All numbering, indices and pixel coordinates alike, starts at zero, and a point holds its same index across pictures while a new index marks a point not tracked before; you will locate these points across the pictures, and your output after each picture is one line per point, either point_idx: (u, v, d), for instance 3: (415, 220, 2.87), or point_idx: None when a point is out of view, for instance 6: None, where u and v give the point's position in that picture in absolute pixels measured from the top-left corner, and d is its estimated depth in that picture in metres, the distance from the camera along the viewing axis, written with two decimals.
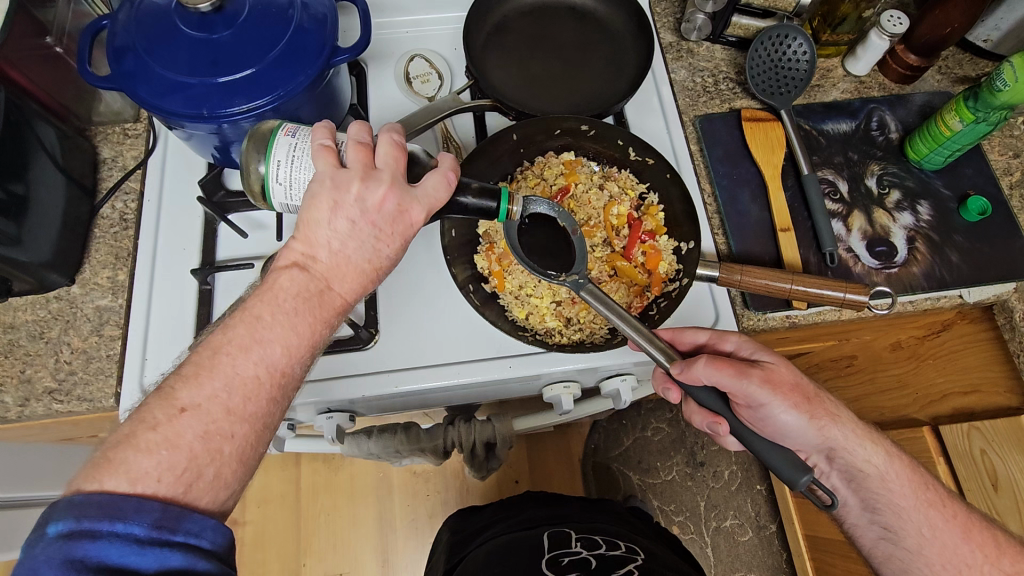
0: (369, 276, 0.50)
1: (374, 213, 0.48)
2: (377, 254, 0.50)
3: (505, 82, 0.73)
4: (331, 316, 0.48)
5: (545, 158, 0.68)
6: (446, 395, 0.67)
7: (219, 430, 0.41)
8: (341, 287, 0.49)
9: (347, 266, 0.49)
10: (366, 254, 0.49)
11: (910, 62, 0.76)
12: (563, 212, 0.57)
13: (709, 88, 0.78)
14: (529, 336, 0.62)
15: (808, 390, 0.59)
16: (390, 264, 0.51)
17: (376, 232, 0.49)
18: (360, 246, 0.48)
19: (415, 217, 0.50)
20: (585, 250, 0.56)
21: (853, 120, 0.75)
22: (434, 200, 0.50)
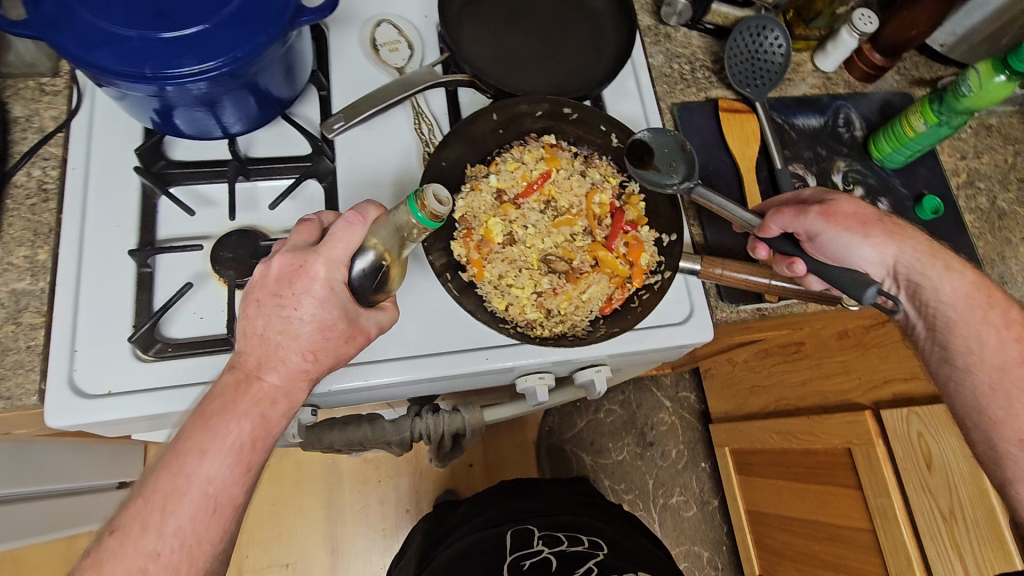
0: (288, 349, 0.50)
1: (275, 285, 0.50)
2: (291, 325, 0.49)
3: (481, 56, 0.69)
4: (252, 407, 0.48)
5: (524, 141, 0.64)
6: (415, 388, 0.64)
7: (145, 550, 0.44)
8: (264, 374, 0.49)
9: (267, 353, 0.50)
10: (286, 324, 0.49)
11: (875, 61, 0.78)
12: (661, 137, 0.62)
13: (686, 75, 0.77)
14: (509, 329, 0.58)
15: (867, 218, 0.60)
16: (315, 329, 0.50)
17: (289, 303, 0.49)
18: (276, 319, 0.50)
19: (320, 272, 0.49)
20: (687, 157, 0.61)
21: (822, 115, 0.76)
22: (341, 241, 0.49)
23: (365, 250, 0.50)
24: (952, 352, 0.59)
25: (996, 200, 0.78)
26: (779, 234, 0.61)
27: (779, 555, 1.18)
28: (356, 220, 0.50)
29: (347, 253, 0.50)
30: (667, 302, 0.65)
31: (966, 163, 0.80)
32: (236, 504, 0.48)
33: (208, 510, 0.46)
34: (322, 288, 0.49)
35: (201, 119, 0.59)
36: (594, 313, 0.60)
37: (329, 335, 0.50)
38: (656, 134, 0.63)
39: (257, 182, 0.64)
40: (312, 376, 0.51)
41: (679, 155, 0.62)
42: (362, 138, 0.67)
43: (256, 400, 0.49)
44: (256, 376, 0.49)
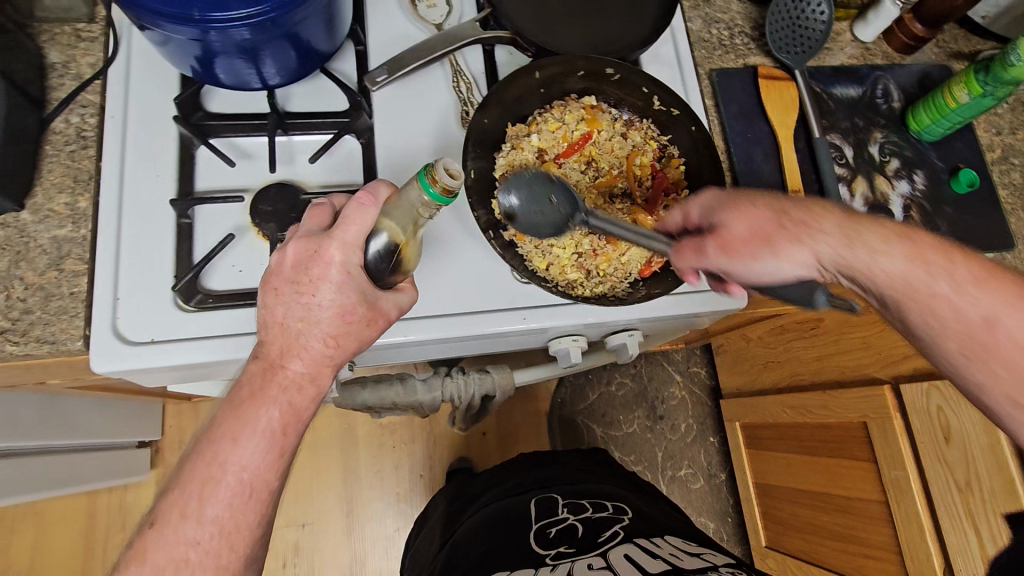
0: (309, 336, 0.49)
1: (293, 271, 0.49)
2: (311, 311, 0.49)
3: (522, 11, 0.68)
4: (280, 394, 0.49)
5: (565, 100, 0.63)
6: (450, 349, 0.65)
7: (186, 538, 0.45)
8: (288, 363, 0.49)
9: (290, 340, 0.49)
10: (308, 309, 0.49)
11: (917, 32, 0.76)
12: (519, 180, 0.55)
13: (724, 41, 0.76)
14: (551, 287, 0.58)
15: (774, 230, 0.52)
16: (335, 314, 0.49)
17: (308, 289, 0.48)
18: (297, 304, 0.49)
19: (336, 254, 0.48)
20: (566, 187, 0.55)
21: (860, 86, 0.75)
22: (354, 224, 0.48)
23: (377, 232, 0.49)
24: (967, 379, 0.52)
25: None
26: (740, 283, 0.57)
27: (784, 525, 1.21)
28: (368, 200, 0.48)
29: (360, 234, 0.48)
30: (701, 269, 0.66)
31: (1002, 138, 0.79)
32: (270, 496, 0.49)
33: (245, 494, 0.47)
34: (337, 272, 0.48)
35: (240, 69, 0.58)
36: (633, 275, 0.59)
37: (350, 318, 0.49)
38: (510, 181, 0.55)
39: (294, 137, 0.63)
40: (335, 361, 0.51)
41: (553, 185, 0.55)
42: (400, 95, 0.66)
43: (284, 388, 0.49)
44: (280, 363, 0.49)
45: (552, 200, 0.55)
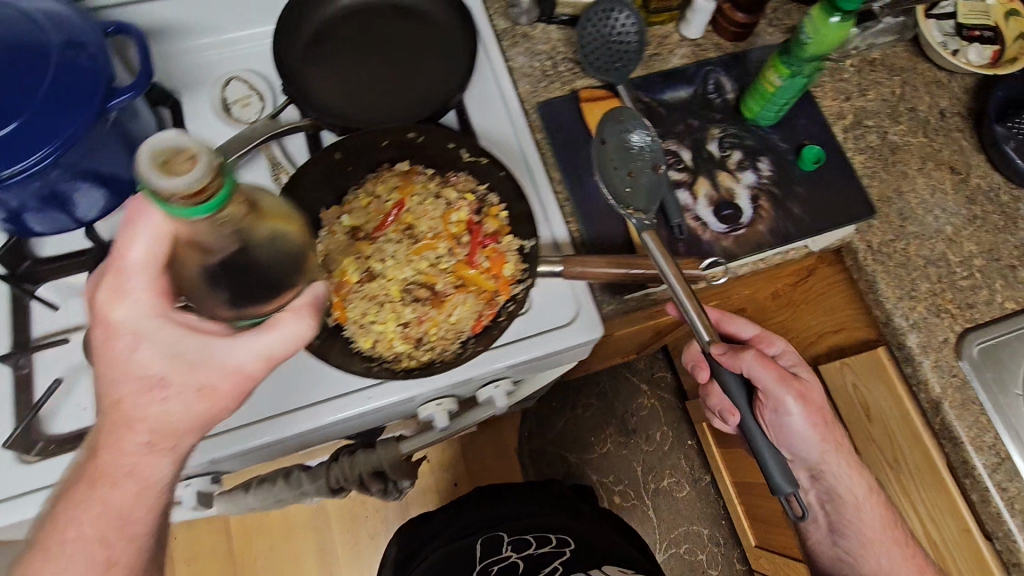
0: (126, 416, 0.42)
1: (106, 326, 0.41)
2: (150, 373, 0.41)
3: (330, 91, 0.69)
4: (129, 472, 0.43)
5: (377, 171, 0.63)
6: (308, 438, 0.63)
7: None
8: (99, 451, 0.43)
9: (117, 419, 0.42)
10: (212, 337, 0.42)
11: (738, 20, 0.76)
12: (654, 146, 0.66)
13: (548, 71, 0.76)
14: (377, 367, 0.57)
15: (829, 418, 0.69)
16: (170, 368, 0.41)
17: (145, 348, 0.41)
18: (111, 371, 0.41)
19: (127, 308, 0.41)
20: (655, 186, 0.65)
21: (690, 86, 0.75)
22: (153, 246, 0.40)
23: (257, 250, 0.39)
24: (849, 530, 0.73)
25: (887, 135, 0.76)
26: (739, 372, 0.62)
27: (767, 523, 1.18)
28: (134, 224, 0.39)
29: (153, 269, 0.41)
30: (548, 307, 0.64)
31: (852, 103, 0.78)
32: None
33: None
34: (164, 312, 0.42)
35: (55, 216, 0.60)
36: (466, 333, 0.59)
37: (184, 376, 0.42)
38: (650, 142, 0.66)
39: None
40: (181, 439, 0.44)
41: (652, 177, 0.65)
42: None
43: (102, 477, 0.43)
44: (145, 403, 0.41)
45: (630, 176, 0.65)
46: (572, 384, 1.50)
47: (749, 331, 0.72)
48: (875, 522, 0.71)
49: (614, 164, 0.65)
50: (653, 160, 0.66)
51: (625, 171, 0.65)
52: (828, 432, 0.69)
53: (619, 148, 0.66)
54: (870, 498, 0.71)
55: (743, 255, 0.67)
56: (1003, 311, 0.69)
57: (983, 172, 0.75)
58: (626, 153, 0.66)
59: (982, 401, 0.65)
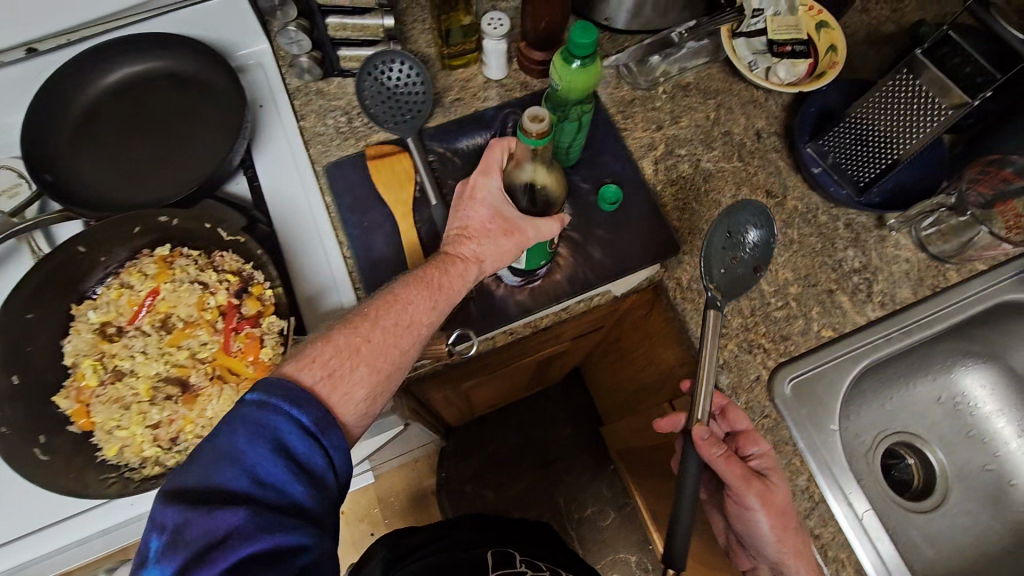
0: (432, 289, 0.55)
1: (462, 199, 0.61)
2: (482, 227, 0.59)
3: (98, 172, 0.66)
4: (391, 318, 0.53)
5: (137, 258, 0.60)
6: (88, 551, 0.59)
7: None
8: (410, 298, 0.54)
9: (403, 300, 0.54)
10: (453, 271, 0.57)
11: (535, 57, 0.74)
12: (762, 249, 0.65)
13: (343, 129, 0.73)
14: (115, 478, 0.52)
15: (792, 524, 0.57)
16: (488, 221, 0.59)
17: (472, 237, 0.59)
18: (466, 212, 0.60)
19: (478, 214, 0.59)
20: (732, 284, 0.63)
21: (487, 131, 0.72)
22: (495, 155, 0.61)
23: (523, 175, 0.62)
24: None
25: (700, 163, 0.73)
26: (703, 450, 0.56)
27: None
28: (500, 145, 0.61)
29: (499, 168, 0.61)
30: None
31: (664, 131, 0.75)
32: None
33: None
34: (490, 197, 0.60)
35: None
36: None
37: (490, 227, 0.59)
38: (761, 244, 0.64)
39: None
40: (336, 366, 0.49)
41: (746, 274, 0.64)
42: None
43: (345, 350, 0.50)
44: (452, 262, 0.57)
45: (734, 261, 0.63)
46: (489, 418, 1.46)
47: (740, 423, 0.60)
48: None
49: (731, 244, 0.63)
50: (755, 261, 0.64)
51: (732, 256, 0.63)
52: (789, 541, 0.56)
53: (734, 230, 0.63)
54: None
55: (539, 308, 0.64)
56: (819, 341, 0.65)
57: (800, 192, 0.72)
58: (741, 241, 0.64)
59: (796, 441, 0.62)
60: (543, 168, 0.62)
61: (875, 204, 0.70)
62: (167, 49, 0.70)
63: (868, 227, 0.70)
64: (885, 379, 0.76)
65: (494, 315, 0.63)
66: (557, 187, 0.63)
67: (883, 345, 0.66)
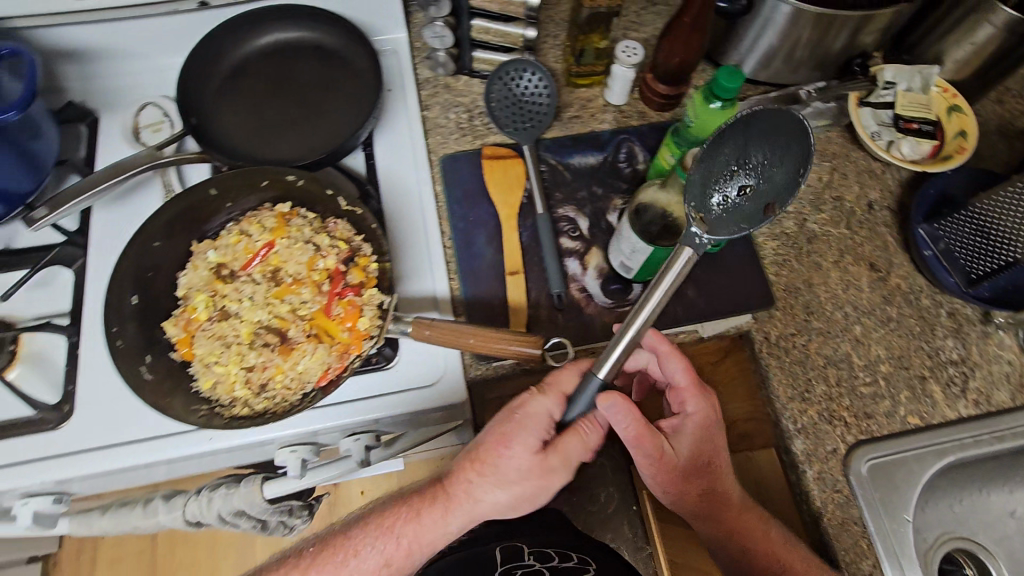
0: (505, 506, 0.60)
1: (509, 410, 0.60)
2: (520, 470, 0.58)
3: (236, 125, 0.71)
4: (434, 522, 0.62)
5: (258, 210, 0.63)
6: (161, 472, 0.64)
7: None
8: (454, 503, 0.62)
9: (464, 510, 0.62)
10: (436, 508, 0.62)
11: (660, 91, 0.75)
12: (756, 194, 0.54)
13: (462, 125, 0.75)
14: (207, 410, 0.55)
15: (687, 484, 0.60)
16: (517, 471, 0.58)
17: (516, 449, 0.57)
18: (507, 414, 0.59)
19: (545, 401, 0.58)
20: (753, 220, 0.53)
21: (601, 152, 0.73)
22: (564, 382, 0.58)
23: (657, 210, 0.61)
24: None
25: (806, 223, 0.73)
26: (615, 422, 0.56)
27: None
28: (576, 368, 0.59)
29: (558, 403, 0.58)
30: (411, 370, 0.62)
31: None
32: None
33: None
34: (530, 428, 0.57)
35: None
36: (311, 385, 0.57)
37: (524, 480, 0.58)
38: (763, 181, 0.54)
39: (10, 273, 0.66)
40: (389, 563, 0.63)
41: (754, 214, 0.53)
42: (115, 221, 0.68)
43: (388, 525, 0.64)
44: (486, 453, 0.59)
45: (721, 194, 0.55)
46: None
47: (672, 373, 0.59)
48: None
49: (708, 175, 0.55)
50: (765, 201, 0.54)
51: (726, 184, 0.54)
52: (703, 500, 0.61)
53: (720, 159, 0.55)
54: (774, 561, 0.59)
55: None
56: (904, 427, 0.63)
57: (905, 272, 0.71)
58: (713, 169, 0.55)
59: (864, 522, 0.60)
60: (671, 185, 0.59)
61: (985, 299, 0.67)
62: (319, 22, 0.74)
63: (972, 320, 0.68)
64: (962, 480, 0.72)
65: (578, 331, 0.64)
66: (687, 209, 0.59)
67: (971, 446, 0.64)
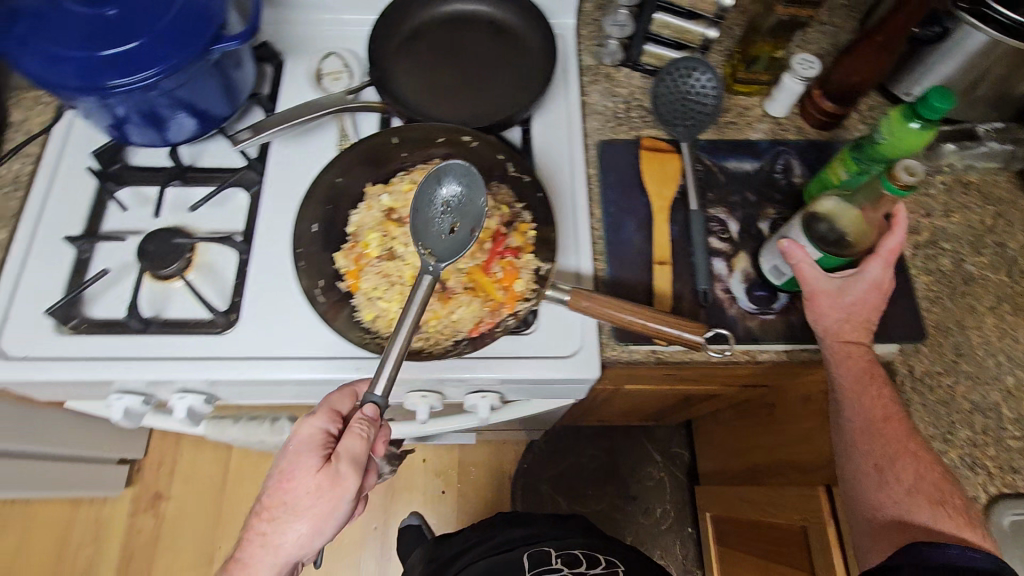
0: (302, 540, 0.54)
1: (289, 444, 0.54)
2: (309, 490, 0.52)
3: (411, 84, 0.74)
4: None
5: (429, 164, 0.67)
6: (300, 393, 0.69)
7: None
8: (278, 549, 0.53)
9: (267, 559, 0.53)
10: (243, 565, 0.53)
11: (826, 107, 0.73)
12: (465, 213, 0.59)
13: (620, 115, 0.77)
14: (370, 339, 0.59)
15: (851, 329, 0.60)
16: (286, 487, 0.52)
17: (299, 478, 0.52)
18: (295, 438, 0.54)
19: (313, 420, 0.54)
20: (461, 245, 0.57)
21: (758, 160, 0.73)
22: (343, 399, 0.57)
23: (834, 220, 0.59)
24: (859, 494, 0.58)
25: (963, 263, 0.70)
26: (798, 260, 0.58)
27: None
28: (349, 389, 0.57)
29: (336, 419, 0.55)
30: (554, 338, 0.65)
31: (932, 220, 0.72)
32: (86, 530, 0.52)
33: None
34: (306, 450, 0.53)
35: (149, 130, 0.68)
36: (462, 335, 0.60)
37: (288, 500, 0.52)
38: (457, 199, 0.60)
39: (195, 188, 0.72)
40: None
41: (437, 228, 0.59)
42: (291, 155, 0.73)
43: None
44: (281, 491, 0.53)
45: (454, 228, 0.59)
46: (584, 432, 1.47)
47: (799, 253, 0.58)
48: (901, 490, 0.55)
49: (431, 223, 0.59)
50: (462, 219, 0.59)
51: (445, 219, 0.59)
52: (860, 384, 0.58)
53: (417, 205, 0.60)
54: (902, 458, 0.56)
55: (764, 340, 0.64)
56: None
57: None
58: (432, 208, 0.60)
59: None
60: (843, 200, 0.60)
61: None
62: None
63: None
64: None
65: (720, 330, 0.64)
66: (856, 224, 0.59)
67: None
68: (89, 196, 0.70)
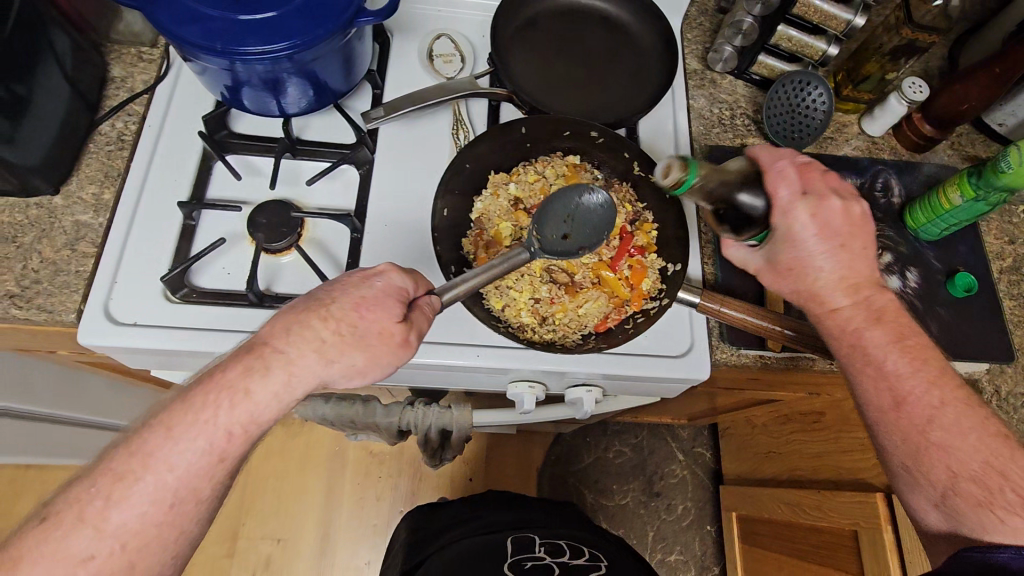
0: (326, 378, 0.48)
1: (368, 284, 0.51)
2: (373, 334, 0.49)
3: (526, 73, 0.74)
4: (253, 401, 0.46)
5: (551, 157, 0.68)
6: (403, 376, 0.68)
7: (76, 554, 0.41)
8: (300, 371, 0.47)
9: (283, 381, 0.47)
10: (254, 373, 0.46)
11: (924, 130, 0.76)
12: (580, 233, 0.61)
13: (724, 121, 0.77)
14: (502, 327, 0.61)
15: (871, 298, 0.55)
16: (352, 323, 0.49)
17: (371, 317, 0.49)
18: (376, 283, 0.51)
19: (400, 277, 0.52)
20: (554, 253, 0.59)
21: (858, 177, 0.75)
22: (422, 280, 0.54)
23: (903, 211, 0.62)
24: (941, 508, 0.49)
25: None
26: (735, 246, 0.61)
27: None
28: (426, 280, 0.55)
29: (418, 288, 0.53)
30: (667, 337, 0.65)
31: (1016, 247, 0.75)
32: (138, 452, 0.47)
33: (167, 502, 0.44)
34: (385, 296, 0.50)
35: (265, 99, 0.66)
36: (588, 328, 0.63)
37: (349, 335, 0.48)
38: (584, 219, 0.61)
39: (304, 163, 0.70)
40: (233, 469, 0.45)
41: (553, 232, 0.60)
42: (402, 135, 0.72)
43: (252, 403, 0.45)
44: (341, 317, 0.49)
45: (565, 236, 0.60)
46: (611, 427, 1.50)
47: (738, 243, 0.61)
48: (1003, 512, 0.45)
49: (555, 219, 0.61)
50: (578, 241, 0.60)
51: (564, 227, 0.60)
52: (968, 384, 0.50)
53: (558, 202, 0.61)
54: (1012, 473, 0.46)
55: None
56: None
57: None
58: (563, 205, 0.61)
59: None
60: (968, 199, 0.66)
61: None
62: None
63: None
64: None
65: None
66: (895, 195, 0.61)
67: None
68: (195, 163, 0.68)
